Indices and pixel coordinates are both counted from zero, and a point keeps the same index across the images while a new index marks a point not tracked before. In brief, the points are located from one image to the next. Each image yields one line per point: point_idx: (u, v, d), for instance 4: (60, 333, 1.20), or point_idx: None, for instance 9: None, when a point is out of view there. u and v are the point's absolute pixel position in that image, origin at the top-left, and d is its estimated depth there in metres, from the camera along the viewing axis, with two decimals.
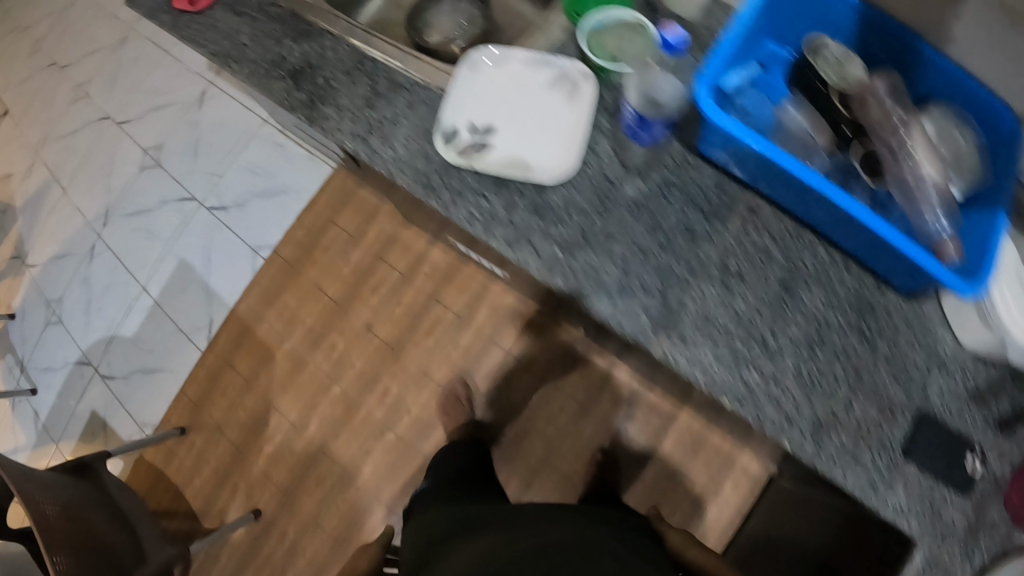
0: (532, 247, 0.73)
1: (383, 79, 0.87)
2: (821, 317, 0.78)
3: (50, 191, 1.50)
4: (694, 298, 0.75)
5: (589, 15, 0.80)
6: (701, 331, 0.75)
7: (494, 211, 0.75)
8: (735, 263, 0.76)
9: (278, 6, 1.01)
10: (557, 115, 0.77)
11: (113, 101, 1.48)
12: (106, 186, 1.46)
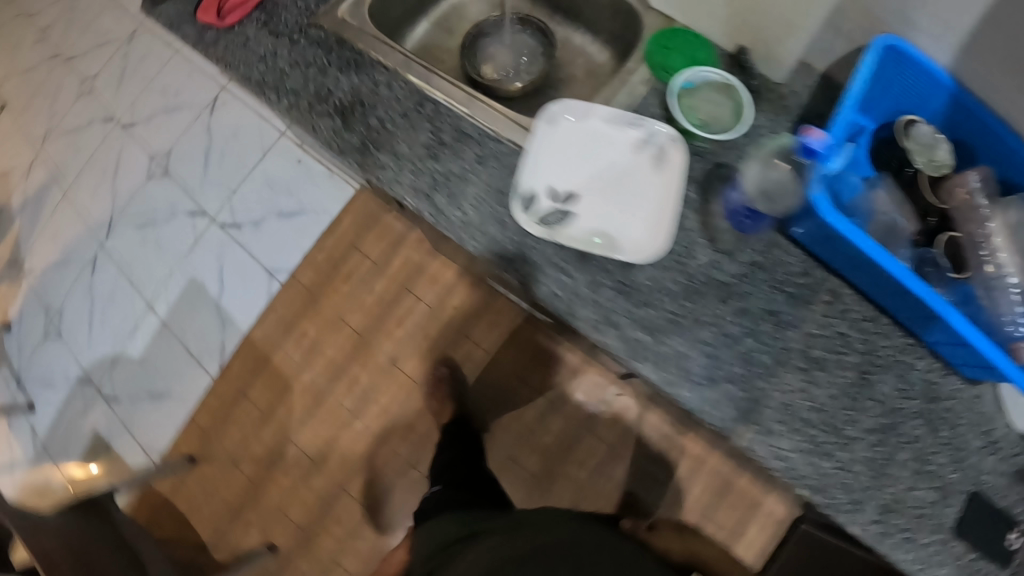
0: (617, 330, 0.70)
1: (446, 127, 0.78)
2: (894, 406, 0.77)
3: (49, 194, 1.39)
4: (777, 387, 0.73)
5: (677, 74, 0.75)
6: (782, 422, 0.73)
7: (576, 287, 0.70)
8: (817, 351, 0.74)
9: (319, 28, 0.91)
10: (642, 185, 0.73)
11: (119, 100, 1.36)
12: (111, 191, 1.35)
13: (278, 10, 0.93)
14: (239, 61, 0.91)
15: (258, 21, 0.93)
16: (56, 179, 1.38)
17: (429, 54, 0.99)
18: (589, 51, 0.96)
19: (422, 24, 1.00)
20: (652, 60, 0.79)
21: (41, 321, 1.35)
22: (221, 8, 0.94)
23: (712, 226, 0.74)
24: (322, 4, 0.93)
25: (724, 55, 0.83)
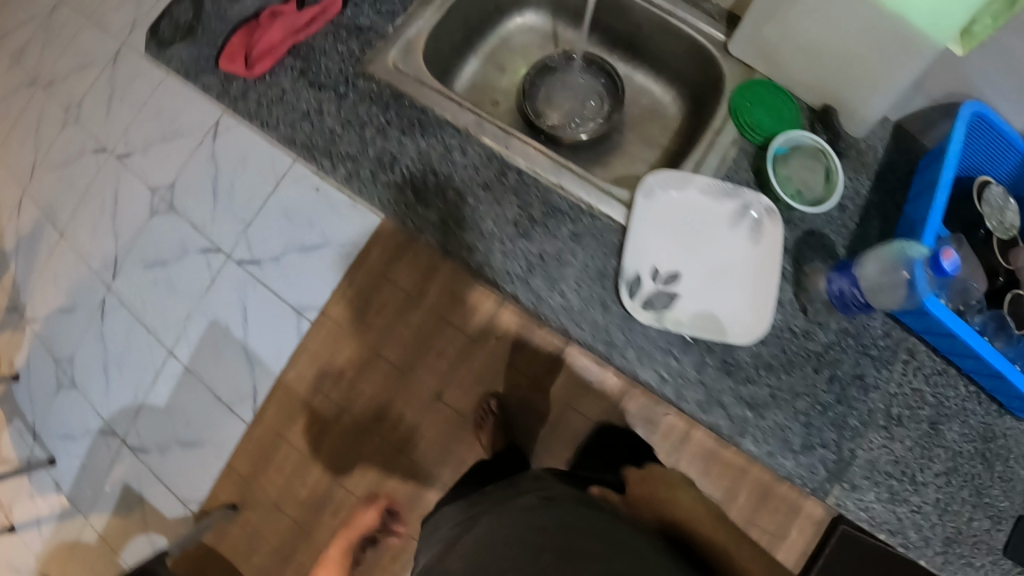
0: (725, 411, 0.71)
1: (536, 204, 0.72)
2: (958, 449, 0.81)
3: (45, 233, 1.29)
4: (862, 445, 0.77)
5: (775, 140, 0.74)
6: (868, 477, 0.77)
7: (683, 370, 0.70)
8: (897, 409, 0.78)
9: (368, 78, 0.80)
10: (739, 260, 0.72)
11: (114, 130, 1.26)
12: (113, 229, 1.25)
13: (316, 56, 0.82)
14: (278, 120, 0.80)
15: (295, 71, 0.82)
16: (50, 218, 1.28)
17: (483, 95, 0.93)
18: (652, 92, 0.93)
19: (472, 62, 0.94)
20: (741, 120, 0.78)
21: (51, 371, 1.26)
22: (248, 55, 0.82)
23: (807, 295, 0.75)
24: (368, 49, 0.82)
25: (807, 108, 0.82)
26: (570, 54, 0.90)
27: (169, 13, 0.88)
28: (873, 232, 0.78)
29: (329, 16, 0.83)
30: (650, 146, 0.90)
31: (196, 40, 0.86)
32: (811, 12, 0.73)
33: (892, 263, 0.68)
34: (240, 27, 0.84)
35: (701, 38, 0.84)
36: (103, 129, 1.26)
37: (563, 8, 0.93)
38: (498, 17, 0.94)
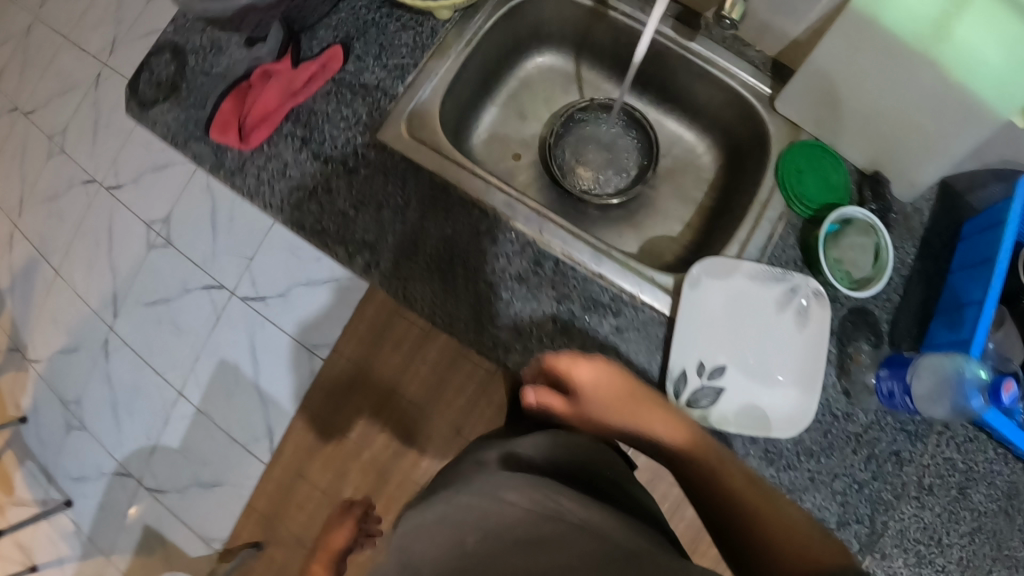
0: None
1: (577, 297, 0.71)
2: (985, 510, 0.77)
3: (40, 269, 1.26)
4: (896, 518, 0.75)
5: (827, 220, 0.71)
6: (897, 545, 0.75)
7: None
8: (929, 479, 0.77)
9: (379, 149, 0.74)
10: (786, 348, 0.70)
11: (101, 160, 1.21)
12: (109, 266, 1.21)
13: (318, 121, 0.76)
14: (285, 199, 0.74)
15: (295, 140, 0.75)
16: (46, 254, 1.25)
17: (503, 147, 0.87)
18: (683, 140, 0.88)
19: (490, 109, 0.88)
20: (789, 191, 0.74)
21: (59, 412, 1.24)
22: (242, 124, 0.75)
23: (848, 375, 0.74)
24: (376, 113, 0.76)
25: (853, 168, 0.78)
26: (597, 99, 0.84)
27: (149, 67, 0.82)
28: (917, 304, 0.75)
29: (329, 74, 0.77)
30: (682, 202, 0.86)
31: (181, 99, 0.80)
32: (877, 74, 0.68)
33: (948, 377, 0.62)
34: (231, 91, 0.77)
35: (745, 91, 0.78)
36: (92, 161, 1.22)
37: (585, 47, 0.87)
38: (515, 58, 0.88)
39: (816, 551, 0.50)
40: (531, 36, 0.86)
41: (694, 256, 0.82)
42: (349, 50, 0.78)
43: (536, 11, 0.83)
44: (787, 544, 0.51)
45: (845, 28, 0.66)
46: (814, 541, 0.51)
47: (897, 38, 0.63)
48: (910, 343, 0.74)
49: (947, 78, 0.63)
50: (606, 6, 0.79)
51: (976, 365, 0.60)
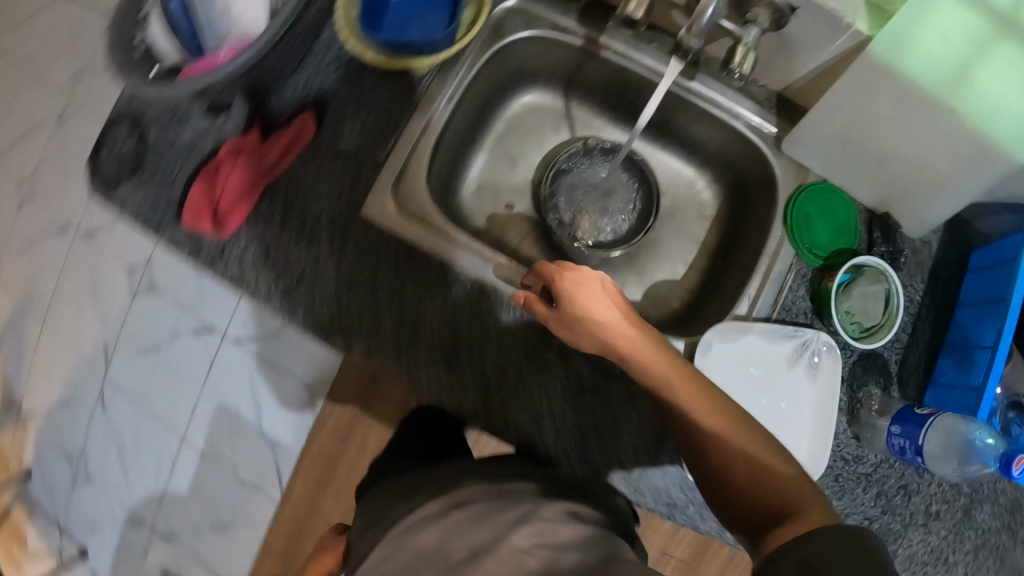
0: None
1: (586, 367, 0.69)
2: (986, 526, 0.77)
3: (28, 323, 1.19)
4: (904, 545, 0.74)
5: (841, 271, 0.69)
6: (907, 569, 0.75)
7: None
8: (935, 504, 0.75)
9: (367, 226, 0.70)
10: (799, 404, 0.70)
11: (73, 207, 1.15)
12: (95, 316, 1.16)
13: (297, 197, 0.71)
14: (273, 287, 0.71)
15: (275, 220, 0.71)
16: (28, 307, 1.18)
17: (494, 196, 0.83)
18: (682, 175, 0.85)
19: (478, 156, 0.83)
20: (799, 240, 0.72)
21: (64, 466, 1.21)
22: (216, 208, 0.71)
23: (858, 420, 0.73)
24: (359, 185, 0.71)
25: (863, 209, 0.75)
26: (587, 142, 0.81)
27: (108, 142, 0.75)
28: (926, 342, 0.74)
29: (302, 146, 0.71)
30: (683, 243, 0.83)
31: (146, 177, 0.74)
32: (896, 118, 0.64)
33: (962, 438, 0.62)
34: (200, 173, 0.72)
35: (751, 132, 0.74)
36: (65, 207, 1.16)
37: (575, 83, 0.82)
38: (501, 99, 0.82)
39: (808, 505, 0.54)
40: (517, 76, 0.81)
41: (699, 303, 0.80)
42: (323, 113, 0.72)
43: (521, 52, 0.78)
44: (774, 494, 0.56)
45: (857, 73, 0.63)
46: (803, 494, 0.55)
47: (915, 84, 0.60)
48: (918, 383, 0.74)
49: (965, 126, 0.60)
50: (597, 45, 0.74)
51: (988, 432, 0.61)
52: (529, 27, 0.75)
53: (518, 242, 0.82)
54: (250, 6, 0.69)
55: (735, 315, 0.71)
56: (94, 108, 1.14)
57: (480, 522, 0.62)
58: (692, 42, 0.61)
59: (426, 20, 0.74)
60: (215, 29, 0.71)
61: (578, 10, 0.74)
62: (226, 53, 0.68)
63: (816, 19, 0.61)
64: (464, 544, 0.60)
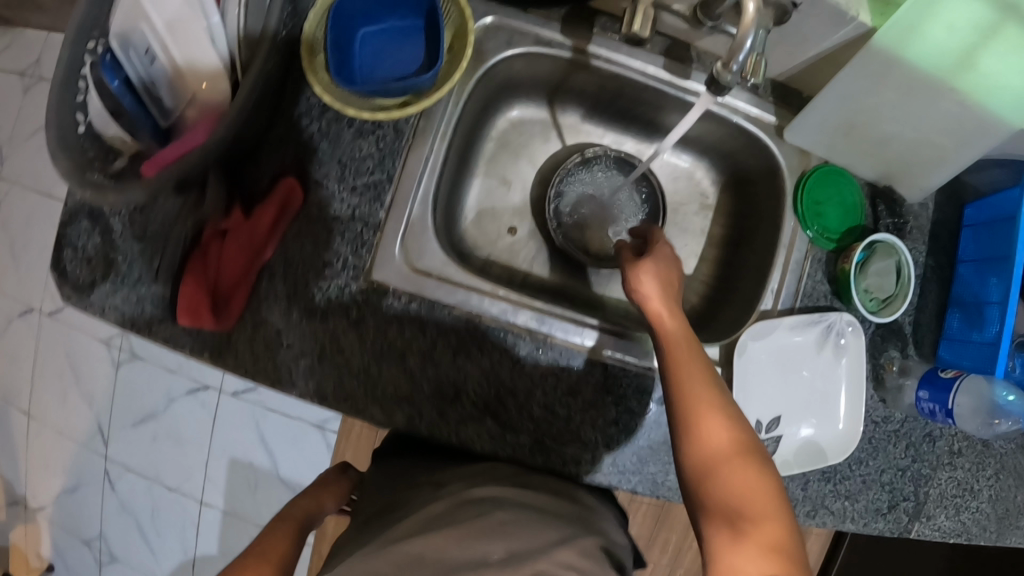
0: (829, 510, 0.75)
1: (633, 395, 0.69)
2: (1002, 450, 0.81)
3: (10, 418, 1.08)
4: (936, 485, 0.78)
5: (858, 251, 0.70)
6: (940, 505, 0.78)
7: (792, 494, 0.73)
8: (956, 441, 0.79)
9: (382, 292, 0.66)
10: (833, 384, 0.72)
11: (30, 286, 1.06)
12: (81, 396, 1.06)
13: (297, 271, 0.66)
14: (292, 370, 0.67)
15: (279, 301, 0.66)
16: (8, 401, 1.07)
17: (495, 223, 0.79)
18: (679, 168, 0.84)
19: (474, 179, 0.78)
20: (810, 224, 0.73)
21: (85, 553, 1.10)
22: (216, 299, 0.63)
23: (883, 384, 0.75)
24: (362, 249, 0.67)
25: (864, 183, 0.78)
26: (585, 154, 0.80)
27: (69, 242, 0.68)
28: (933, 300, 0.78)
29: (292, 213, 0.66)
30: (689, 237, 0.84)
31: (123, 275, 0.68)
32: (892, 106, 0.68)
33: (984, 393, 0.66)
34: (189, 265, 0.63)
35: (750, 124, 0.74)
36: (19, 289, 1.06)
37: (561, 93, 0.78)
38: (487, 121, 0.78)
39: (773, 557, 0.46)
40: (501, 94, 0.76)
41: (717, 296, 0.81)
42: (307, 176, 0.66)
43: (504, 70, 0.72)
44: (743, 527, 0.48)
45: (864, 63, 0.66)
46: (787, 543, 0.47)
47: (919, 70, 0.64)
48: (931, 339, 0.77)
49: (966, 101, 0.64)
50: (587, 55, 0.70)
51: (1007, 389, 0.65)
52: (511, 45, 0.69)
53: (528, 266, 0.79)
54: (201, 75, 0.61)
55: (762, 311, 0.72)
56: (41, 180, 1.06)
57: (522, 531, 0.53)
58: (729, 78, 0.53)
59: (401, 49, 0.67)
60: (174, 97, 0.62)
61: (560, 20, 0.70)
62: (201, 131, 0.60)
63: (819, 15, 0.64)
64: (503, 544, 0.50)
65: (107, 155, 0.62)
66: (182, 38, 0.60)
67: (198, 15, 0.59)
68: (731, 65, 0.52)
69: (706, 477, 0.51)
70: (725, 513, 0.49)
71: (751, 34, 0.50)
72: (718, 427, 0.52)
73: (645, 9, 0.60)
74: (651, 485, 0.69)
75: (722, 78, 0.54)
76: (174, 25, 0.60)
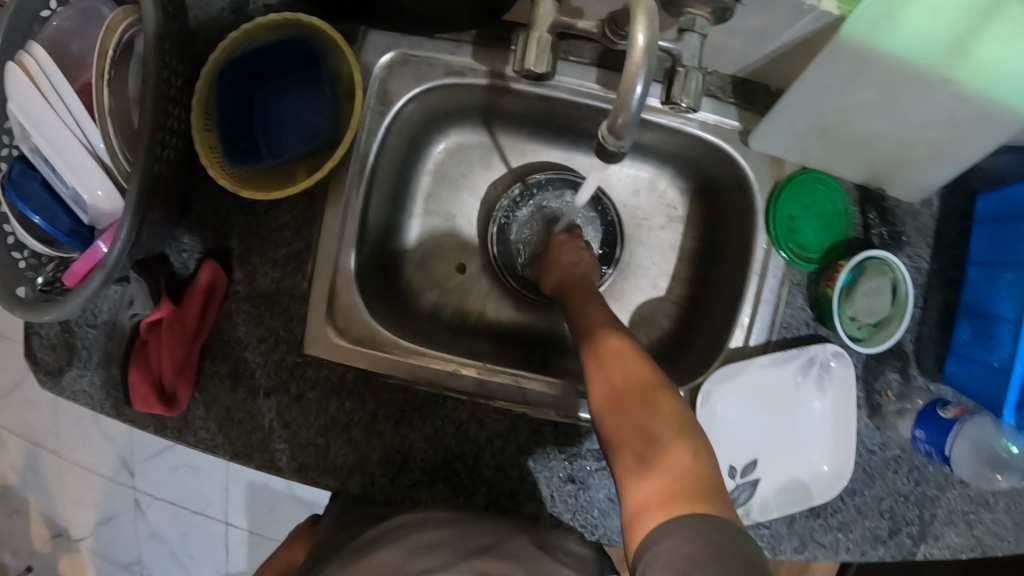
0: (819, 543, 0.67)
1: (587, 450, 0.65)
2: None
3: (41, 458, 1.11)
4: (944, 504, 0.68)
5: (844, 274, 0.62)
6: (952, 521, 0.68)
7: (776, 531, 0.66)
8: None
9: (317, 365, 0.64)
10: (814, 418, 0.66)
11: None
12: (104, 431, 1.08)
13: (235, 350, 0.64)
14: (248, 446, 0.64)
15: (224, 380, 0.64)
16: (37, 442, 1.10)
17: (442, 263, 0.75)
18: (640, 179, 0.77)
19: (413, 222, 0.75)
20: (785, 245, 0.65)
21: None
22: (162, 386, 0.62)
23: (880, 412, 0.67)
24: (292, 322, 0.64)
25: (852, 186, 0.68)
26: (527, 182, 0.75)
27: (36, 330, 0.69)
28: (938, 308, 0.68)
29: (220, 295, 0.64)
30: (656, 253, 0.77)
31: (85, 360, 0.69)
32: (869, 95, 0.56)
33: (986, 441, 0.62)
34: (134, 363, 0.63)
35: (709, 135, 0.66)
36: None
37: (495, 115, 0.72)
38: (417, 156, 0.73)
39: (676, 483, 0.44)
40: (428, 127, 0.71)
41: (690, 319, 0.74)
42: (230, 256, 0.64)
43: (421, 106, 0.67)
44: (650, 460, 0.47)
45: (832, 58, 0.54)
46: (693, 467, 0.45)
47: (898, 60, 0.52)
48: (936, 353, 0.68)
49: (962, 93, 0.52)
50: (506, 79, 0.64)
51: (1011, 443, 0.61)
52: (420, 79, 0.64)
53: (480, 306, 0.75)
54: (93, 179, 0.60)
55: (732, 349, 0.66)
56: None
57: (444, 547, 0.56)
58: (617, 145, 0.46)
59: (297, 109, 0.66)
60: (80, 205, 0.62)
61: (471, 42, 0.64)
62: (104, 239, 0.61)
63: (765, 7, 0.54)
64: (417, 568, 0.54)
65: (39, 261, 0.64)
66: (60, 151, 0.59)
67: (76, 126, 0.60)
68: (617, 127, 0.44)
69: (617, 421, 0.51)
70: (633, 449, 0.48)
71: (639, 80, 0.42)
72: (629, 376, 0.53)
73: (540, 36, 0.53)
74: (613, 538, 0.66)
75: (608, 145, 0.46)
76: (53, 138, 0.59)
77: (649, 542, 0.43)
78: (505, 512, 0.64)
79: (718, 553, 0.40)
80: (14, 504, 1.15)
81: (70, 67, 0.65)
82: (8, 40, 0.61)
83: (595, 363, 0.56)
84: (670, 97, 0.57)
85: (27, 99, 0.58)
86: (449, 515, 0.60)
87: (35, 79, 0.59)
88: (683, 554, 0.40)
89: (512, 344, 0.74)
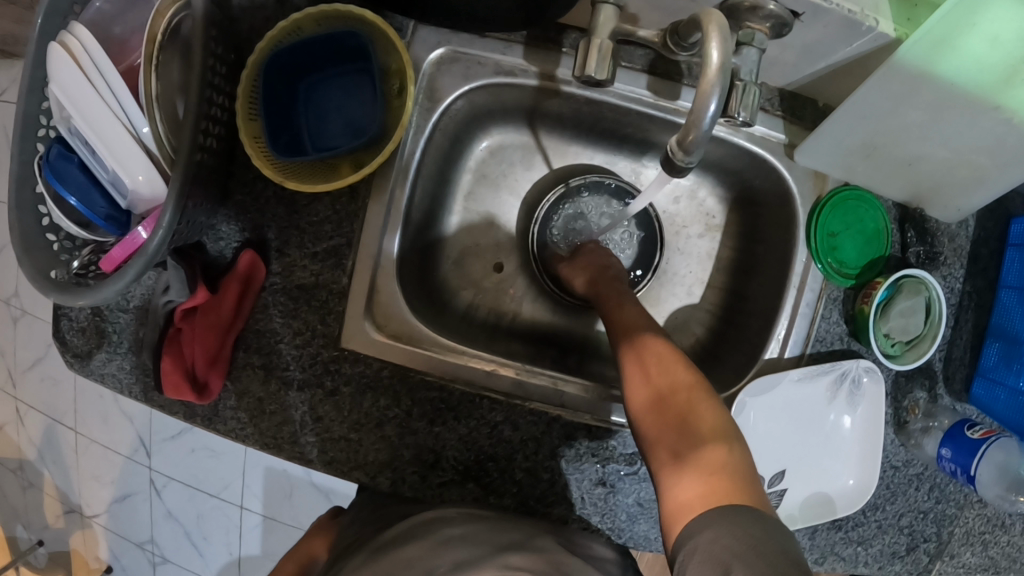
0: (838, 556, 0.67)
1: (618, 455, 0.65)
2: None
3: (58, 434, 1.11)
4: (962, 523, 0.69)
5: (881, 291, 0.63)
6: (968, 540, 0.69)
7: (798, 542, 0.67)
8: None
9: (353, 360, 0.64)
10: (841, 434, 0.67)
11: None
12: (123, 411, 1.08)
13: (269, 341, 0.63)
14: (278, 437, 0.63)
15: (256, 370, 0.63)
16: (54, 418, 1.10)
17: (480, 262, 0.76)
18: (680, 187, 0.77)
19: (453, 219, 0.75)
20: (825, 259, 0.66)
21: (139, 555, 1.15)
22: (195, 375, 0.60)
23: (906, 429, 0.68)
24: (329, 316, 0.64)
25: (892, 204, 0.68)
26: (568, 184, 0.76)
27: (66, 313, 0.67)
28: (969, 330, 0.69)
29: (257, 287, 0.62)
30: (693, 261, 0.78)
31: (115, 344, 0.67)
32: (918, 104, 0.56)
33: (1011, 463, 0.62)
34: (166, 348, 0.60)
35: (756, 146, 0.66)
36: None
37: (538, 116, 0.73)
38: (459, 154, 0.73)
39: (714, 476, 0.44)
40: (471, 126, 0.71)
41: (724, 328, 0.75)
42: (268, 247, 0.64)
43: (467, 103, 0.67)
44: (687, 455, 0.46)
45: (885, 76, 0.54)
46: (732, 464, 0.44)
47: (951, 84, 0.52)
48: (964, 374, 0.69)
49: (1010, 117, 0.52)
50: (555, 81, 0.64)
51: None
52: (468, 78, 0.64)
53: (516, 307, 0.76)
54: (133, 165, 0.58)
55: (766, 360, 0.67)
56: None
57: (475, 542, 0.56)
58: (685, 160, 0.46)
59: (340, 104, 0.65)
60: (119, 189, 0.61)
61: (522, 43, 0.64)
62: (144, 226, 0.59)
63: (823, 25, 0.54)
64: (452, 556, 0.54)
65: (74, 244, 0.64)
66: (105, 136, 0.58)
67: (119, 108, 0.58)
68: (687, 143, 0.45)
69: (655, 418, 0.50)
70: (670, 445, 0.48)
71: (713, 98, 0.42)
72: (669, 372, 0.52)
73: (601, 44, 0.53)
74: (637, 542, 0.66)
75: (676, 159, 0.47)
76: (96, 121, 0.58)
77: (685, 534, 0.41)
78: (533, 511, 0.64)
79: (759, 546, 0.37)
80: (29, 478, 1.16)
81: (115, 52, 0.64)
82: (47, 22, 0.60)
83: (634, 359, 0.55)
84: (727, 109, 0.56)
85: (71, 82, 0.57)
86: (479, 513, 0.60)
87: (78, 61, 0.57)
88: (724, 545, 0.38)
89: (545, 347, 0.75)
